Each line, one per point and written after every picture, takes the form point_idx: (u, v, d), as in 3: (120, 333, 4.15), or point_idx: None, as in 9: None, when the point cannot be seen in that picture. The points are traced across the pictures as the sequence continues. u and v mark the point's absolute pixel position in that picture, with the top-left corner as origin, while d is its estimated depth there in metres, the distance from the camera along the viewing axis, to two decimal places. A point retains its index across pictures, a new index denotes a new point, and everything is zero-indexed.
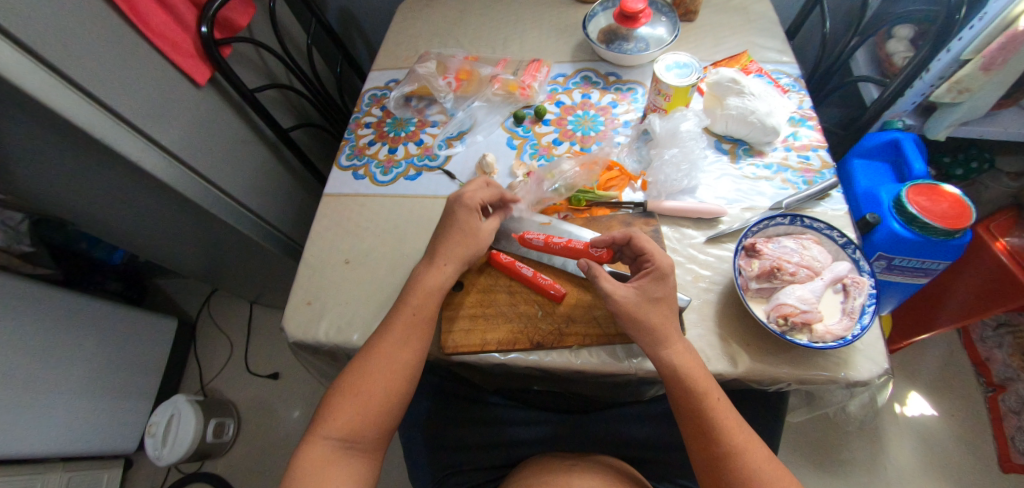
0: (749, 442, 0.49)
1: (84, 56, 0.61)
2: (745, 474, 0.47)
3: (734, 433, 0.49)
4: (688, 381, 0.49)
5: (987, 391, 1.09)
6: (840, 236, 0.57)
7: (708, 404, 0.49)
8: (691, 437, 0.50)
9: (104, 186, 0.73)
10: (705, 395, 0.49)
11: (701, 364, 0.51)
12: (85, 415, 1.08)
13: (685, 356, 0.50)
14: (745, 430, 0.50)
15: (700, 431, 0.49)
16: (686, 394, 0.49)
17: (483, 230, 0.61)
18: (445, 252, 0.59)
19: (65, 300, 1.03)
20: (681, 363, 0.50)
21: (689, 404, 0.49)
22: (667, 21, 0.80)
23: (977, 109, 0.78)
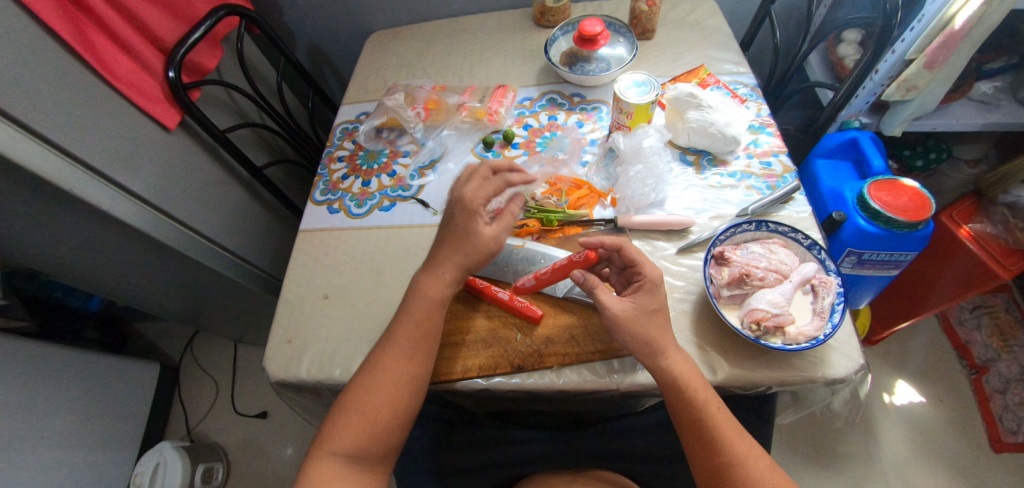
0: (750, 449, 0.49)
1: (49, 110, 0.62)
2: (747, 481, 0.47)
3: (734, 441, 0.49)
4: (686, 391, 0.49)
5: (971, 374, 1.11)
6: (805, 239, 0.58)
7: (707, 412, 0.49)
8: (692, 448, 0.50)
9: (75, 236, 0.73)
10: (703, 404, 0.49)
11: (699, 373, 0.51)
12: (67, 471, 1.05)
13: (682, 367, 0.50)
14: (746, 437, 0.50)
15: (700, 441, 0.49)
16: (685, 404, 0.49)
17: (484, 235, 0.56)
18: (444, 276, 0.56)
19: (41, 353, 1.01)
20: (679, 373, 0.50)
21: (689, 414, 0.49)
22: (625, 41, 0.83)
23: (926, 106, 0.82)
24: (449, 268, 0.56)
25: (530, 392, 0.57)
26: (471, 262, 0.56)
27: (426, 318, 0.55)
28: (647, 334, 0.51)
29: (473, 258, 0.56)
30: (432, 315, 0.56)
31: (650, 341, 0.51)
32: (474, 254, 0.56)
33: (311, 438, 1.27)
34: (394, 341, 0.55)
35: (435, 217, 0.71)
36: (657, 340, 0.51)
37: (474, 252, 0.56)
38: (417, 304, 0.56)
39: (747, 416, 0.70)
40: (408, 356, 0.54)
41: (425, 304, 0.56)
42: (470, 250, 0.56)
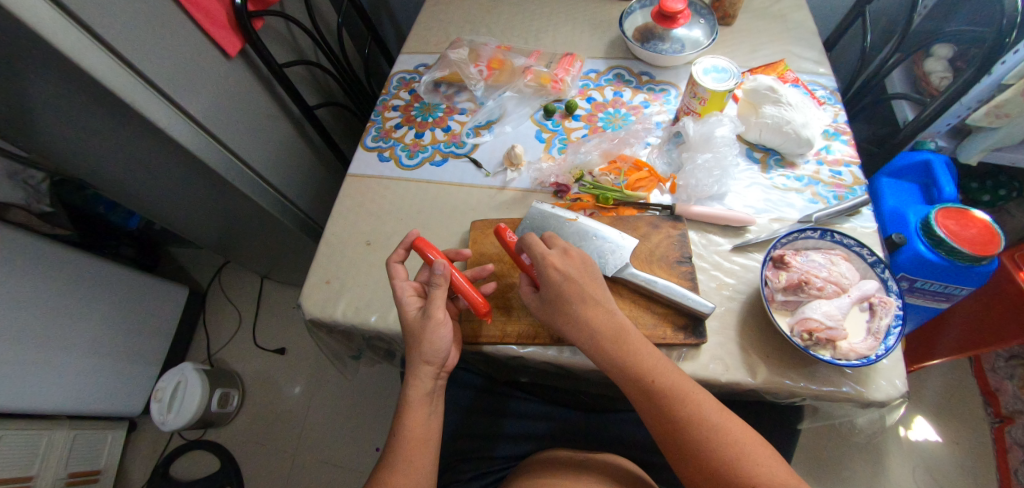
0: (700, 411, 0.47)
1: (119, 20, 0.61)
2: (705, 442, 0.46)
3: (681, 406, 0.47)
4: (617, 366, 0.49)
5: (994, 422, 1.07)
6: (869, 255, 0.56)
7: (634, 368, 0.49)
8: (649, 421, 0.49)
9: (129, 151, 0.74)
10: (636, 377, 0.48)
11: (621, 328, 0.50)
12: (94, 376, 1.10)
13: (603, 337, 0.50)
14: (697, 400, 0.47)
15: (653, 414, 0.48)
16: (624, 379, 0.49)
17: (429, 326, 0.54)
18: (425, 378, 0.55)
19: (81, 260, 1.04)
20: (600, 349, 0.50)
21: (635, 388, 0.49)
22: (705, 23, 0.78)
23: (1014, 137, 0.76)
24: (425, 371, 0.54)
25: (563, 366, 0.57)
26: (438, 350, 0.54)
27: (422, 425, 0.54)
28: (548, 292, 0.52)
29: (438, 348, 0.54)
30: (426, 421, 0.55)
31: (554, 298, 0.52)
32: (433, 341, 0.54)
33: (323, 379, 1.30)
34: (398, 455, 0.53)
35: (487, 178, 0.70)
36: (564, 300, 0.51)
37: (432, 340, 0.53)
38: (410, 409, 0.54)
39: (769, 426, 0.69)
40: (412, 469, 0.52)
41: (415, 409, 0.54)
42: (429, 341, 0.54)
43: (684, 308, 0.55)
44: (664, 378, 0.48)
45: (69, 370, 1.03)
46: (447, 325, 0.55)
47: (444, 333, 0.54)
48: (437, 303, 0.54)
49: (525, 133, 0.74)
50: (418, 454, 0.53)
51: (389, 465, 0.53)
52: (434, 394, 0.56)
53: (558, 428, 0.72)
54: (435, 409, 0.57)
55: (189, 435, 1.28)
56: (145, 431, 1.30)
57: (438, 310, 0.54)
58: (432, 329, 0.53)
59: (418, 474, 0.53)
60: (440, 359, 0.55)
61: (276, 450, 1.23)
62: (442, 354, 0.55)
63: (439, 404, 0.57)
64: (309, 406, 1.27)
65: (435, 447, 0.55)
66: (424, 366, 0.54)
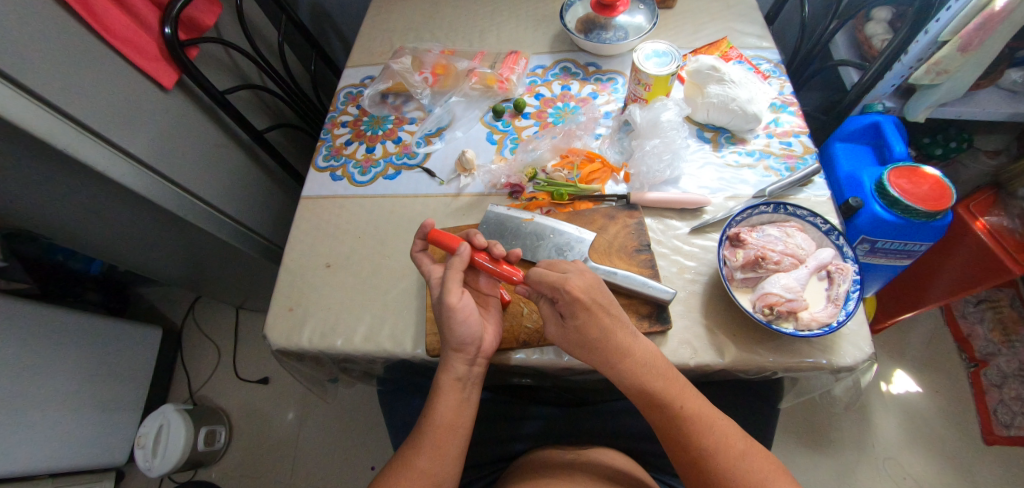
0: (725, 441, 0.48)
1: (42, 65, 0.59)
2: (722, 475, 0.46)
3: (706, 434, 0.48)
4: (646, 393, 0.49)
5: (969, 366, 1.10)
6: (823, 223, 0.56)
7: (668, 399, 0.49)
8: (669, 446, 0.50)
9: (72, 198, 0.71)
10: (665, 404, 0.49)
11: (662, 360, 0.50)
12: (71, 431, 1.06)
13: (635, 364, 0.49)
14: (721, 427, 0.49)
15: (676, 440, 0.49)
16: (651, 404, 0.49)
17: (455, 309, 0.53)
18: (457, 364, 0.54)
19: (42, 314, 1.00)
20: (632, 376, 0.49)
21: (661, 414, 0.49)
22: (646, 9, 0.79)
23: (955, 91, 0.78)
24: (456, 357, 0.53)
25: (534, 368, 0.57)
26: (464, 338, 0.53)
27: (451, 411, 0.54)
28: (575, 322, 0.50)
29: (463, 337, 0.53)
30: (457, 408, 0.54)
31: (577, 327, 0.50)
32: (456, 326, 0.52)
33: (312, 403, 1.28)
34: (424, 439, 0.52)
35: (441, 187, 0.69)
36: (591, 330, 0.50)
37: (452, 327, 0.52)
38: (443, 393, 0.54)
39: (749, 400, 0.70)
40: (439, 455, 0.52)
41: (447, 394, 0.54)
42: (452, 327, 0.53)
43: (646, 297, 0.55)
44: (693, 405, 0.49)
45: (45, 428, 0.99)
46: (466, 310, 0.54)
47: (465, 321, 0.53)
48: (455, 285, 0.54)
49: (476, 137, 0.73)
50: (446, 440, 0.53)
51: (415, 449, 0.52)
52: (467, 381, 0.55)
53: (543, 427, 0.71)
54: (469, 396, 0.55)
55: (180, 478, 1.25)
56: (133, 480, 1.26)
57: (454, 297, 0.53)
58: (450, 316, 0.52)
59: (445, 460, 0.52)
60: (471, 346, 0.53)
61: (269, 481, 1.21)
62: (472, 341, 0.53)
63: (475, 392, 0.56)
64: (299, 432, 1.25)
65: (465, 436, 0.54)
66: (455, 353, 0.53)
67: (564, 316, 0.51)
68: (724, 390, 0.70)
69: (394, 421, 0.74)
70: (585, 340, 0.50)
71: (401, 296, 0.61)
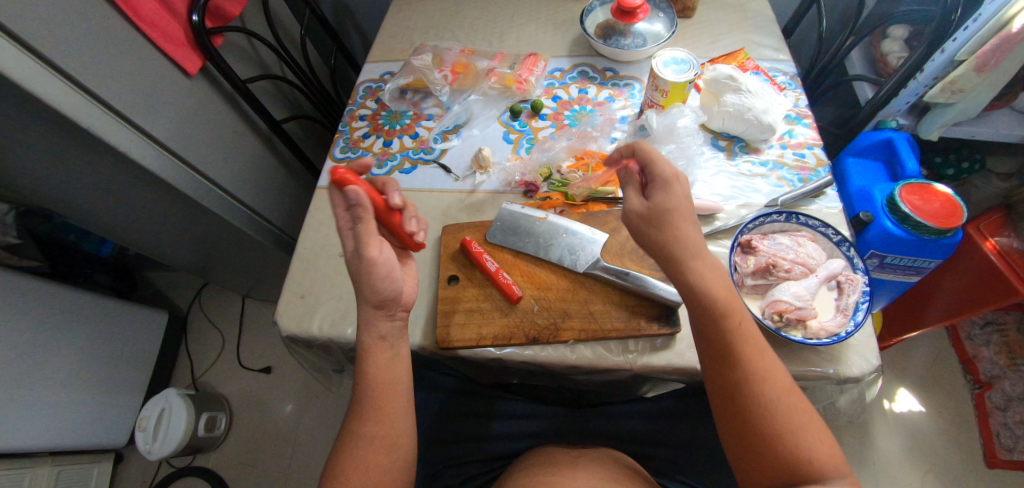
0: (773, 370, 0.45)
1: (74, 45, 0.60)
2: (759, 397, 0.44)
3: (758, 360, 0.45)
4: (724, 333, 0.46)
5: (974, 388, 1.09)
6: (835, 234, 0.57)
7: (727, 314, 0.46)
8: (710, 364, 0.48)
9: (92, 177, 0.72)
10: (724, 316, 0.46)
11: (725, 281, 0.48)
12: (74, 409, 1.07)
13: (717, 301, 0.47)
14: (771, 360, 0.46)
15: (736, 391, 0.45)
16: (708, 315, 0.47)
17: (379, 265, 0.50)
18: (377, 321, 0.52)
19: (52, 292, 1.01)
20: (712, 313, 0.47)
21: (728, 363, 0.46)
22: (665, 17, 0.80)
23: (970, 109, 0.78)
24: (374, 315, 0.51)
25: (541, 365, 0.57)
26: (385, 294, 0.51)
27: (384, 369, 0.51)
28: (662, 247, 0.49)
29: (383, 294, 0.51)
30: (389, 364, 0.52)
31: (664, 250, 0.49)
32: (374, 281, 0.50)
33: (312, 395, 1.29)
34: (365, 409, 0.51)
35: (457, 183, 0.70)
36: (672, 217, 0.49)
37: (370, 284, 0.50)
38: (370, 355, 0.51)
39: None
40: (383, 418, 0.51)
41: (375, 353, 0.51)
42: (369, 280, 0.50)
43: (656, 299, 0.55)
44: (749, 326, 0.47)
45: (49, 405, 1.00)
46: (386, 266, 0.51)
47: (386, 278, 0.50)
48: (371, 237, 0.49)
49: (493, 136, 0.75)
50: (388, 401, 0.51)
51: (360, 415, 0.51)
52: (392, 338, 0.53)
53: (544, 426, 0.71)
54: (400, 351, 0.53)
55: (178, 463, 1.26)
56: (132, 462, 1.27)
57: (372, 251, 0.49)
58: (370, 269, 0.49)
59: (393, 421, 0.51)
60: (391, 303, 0.52)
61: (268, 470, 1.21)
62: (393, 295, 0.52)
63: (404, 346, 0.54)
64: (299, 423, 1.26)
65: (406, 391, 0.53)
66: (374, 309, 0.51)
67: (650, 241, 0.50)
68: None
69: None
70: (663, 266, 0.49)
71: None
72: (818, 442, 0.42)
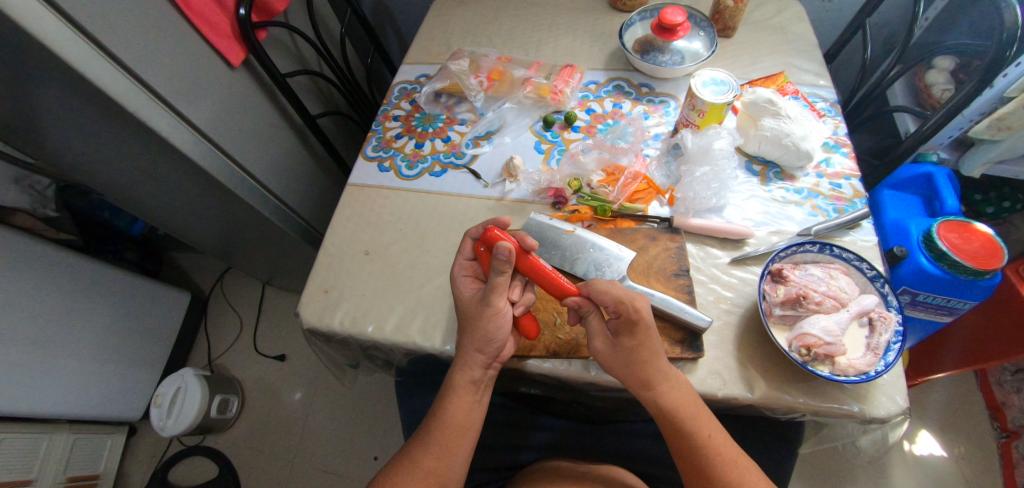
0: (745, 476, 0.49)
1: (127, 31, 0.62)
2: None
3: (730, 468, 0.49)
4: (698, 450, 0.50)
5: (1001, 437, 1.05)
6: (869, 269, 0.55)
7: (698, 437, 0.50)
8: (686, 470, 0.51)
9: (131, 159, 0.74)
10: (695, 431, 0.50)
11: (693, 396, 0.51)
12: (94, 381, 1.10)
13: (676, 399, 0.50)
14: (742, 464, 0.50)
15: (694, 464, 0.51)
16: (677, 431, 0.50)
17: (496, 323, 0.54)
18: (474, 366, 0.55)
19: (83, 265, 1.05)
20: (670, 401, 0.49)
21: (681, 440, 0.51)
22: (705, 36, 0.79)
23: (1016, 149, 0.76)
24: (476, 359, 0.55)
25: (559, 378, 0.57)
26: (487, 340, 0.54)
27: (462, 413, 0.55)
28: (629, 344, 0.50)
29: (490, 339, 0.54)
30: (468, 409, 0.56)
31: (629, 349, 0.50)
32: (487, 328, 0.54)
33: (323, 385, 1.31)
34: (433, 439, 0.54)
35: (485, 189, 0.71)
36: (639, 353, 0.50)
37: (487, 329, 0.53)
38: (455, 394, 0.55)
39: (771, 441, 0.68)
40: (445, 454, 0.54)
41: (460, 395, 0.55)
42: (482, 326, 0.54)
43: (681, 321, 0.55)
44: (719, 436, 0.50)
45: (71, 374, 1.03)
46: (507, 314, 0.55)
47: (501, 324, 0.54)
48: (497, 291, 0.53)
49: (525, 144, 0.75)
50: (455, 440, 0.54)
51: (421, 445, 0.54)
52: (480, 384, 0.56)
53: (558, 439, 0.70)
54: (481, 399, 0.57)
55: (188, 441, 1.28)
56: (144, 436, 1.30)
57: (499, 299, 0.54)
58: (486, 315, 0.53)
59: (453, 460, 0.54)
60: (493, 349, 0.55)
61: (274, 456, 1.23)
62: (492, 344, 0.54)
63: (485, 395, 0.58)
64: (307, 412, 1.28)
65: (473, 438, 0.56)
66: (475, 353, 0.54)
67: (618, 335, 0.51)
68: (745, 424, 0.69)
69: (411, 414, 0.75)
70: (638, 358, 0.50)
71: (434, 292, 0.62)
72: None
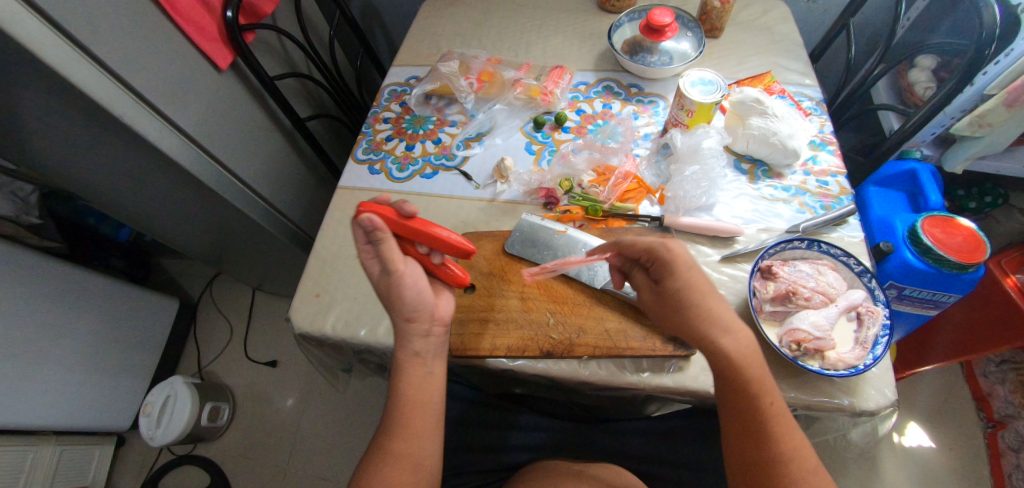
0: (801, 450, 0.45)
1: (111, 35, 0.61)
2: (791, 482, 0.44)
3: (786, 442, 0.45)
4: (757, 414, 0.46)
5: (987, 427, 1.07)
6: (857, 264, 0.56)
7: (761, 401, 0.46)
8: (737, 438, 0.47)
9: (116, 164, 0.73)
10: (758, 395, 0.46)
11: (759, 357, 0.48)
12: (80, 390, 1.08)
13: (740, 358, 0.47)
14: (798, 442, 0.46)
15: (746, 430, 0.46)
16: (738, 391, 0.46)
17: (411, 286, 0.50)
18: (414, 336, 0.52)
19: (69, 273, 1.03)
20: (733, 354, 0.47)
21: (740, 405, 0.47)
22: (693, 36, 0.80)
23: (996, 145, 0.78)
24: (412, 329, 0.51)
25: (553, 378, 0.57)
26: (414, 306, 0.51)
27: (417, 388, 0.51)
28: (673, 284, 0.49)
29: (415, 304, 0.51)
30: (422, 382, 0.52)
31: (674, 291, 0.49)
32: (403, 294, 0.50)
33: (316, 390, 1.30)
34: (395, 423, 0.51)
35: (477, 190, 0.71)
36: (688, 296, 0.48)
37: (401, 296, 0.50)
38: (404, 371, 0.51)
39: None
40: (411, 436, 0.50)
41: (409, 370, 0.52)
42: (399, 297, 0.50)
43: None
44: (781, 407, 0.46)
45: (57, 385, 1.01)
46: (415, 273, 0.51)
47: (416, 285, 0.50)
48: (394, 257, 0.49)
49: (515, 145, 0.75)
50: (416, 419, 0.51)
51: (389, 431, 0.51)
52: (427, 354, 0.52)
53: (553, 438, 0.70)
54: (434, 369, 0.53)
55: (179, 450, 1.27)
56: (133, 447, 1.28)
57: (397, 262, 0.49)
58: (398, 284, 0.50)
59: (419, 441, 0.51)
60: (425, 313, 0.51)
61: (267, 462, 1.22)
62: (423, 308, 0.51)
63: (439, 364, 0.54)
64: (300, 418, 1.27)
65: (436, 413, 0.52)
66: (409, 322, 0.51)
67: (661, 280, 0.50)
68: None
69: None
70: (690, 303, 0.48)
71: None
72: None
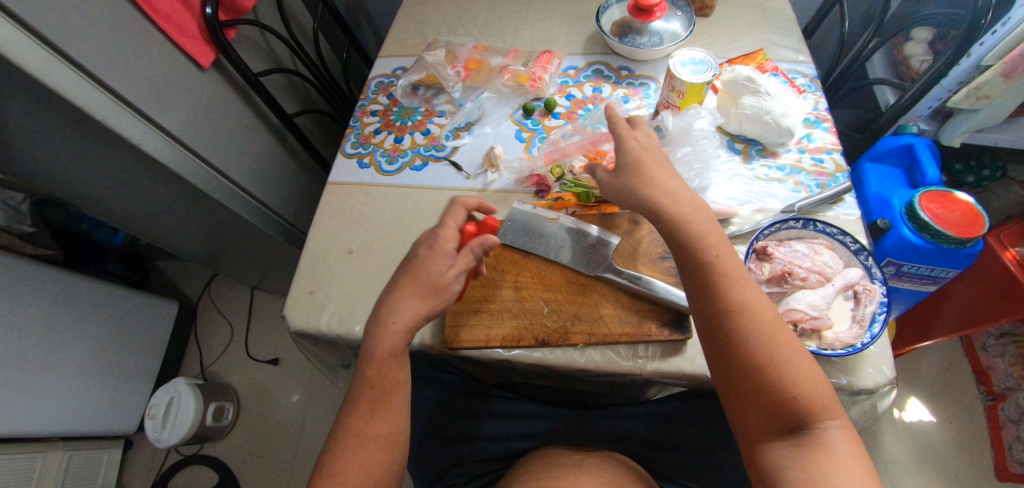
0: (756, 304, 0.44)
1: (88, 36, 0.60)
2: (743, 330, 0.43)
3: (739, 292, 0.45)
4: (705, 267, 0.46)
5: (987, 400, 1.07)
6: (853, 242, 0.55)
7: (709, 253, 0.47)
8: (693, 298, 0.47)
9: (103, 168, 0.72)
10: (704, 248, 0.47)
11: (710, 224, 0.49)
12: (84, 396, 1.08)
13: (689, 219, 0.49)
14: (754, 297, 0.45)
15: (698, 286, 0.47)
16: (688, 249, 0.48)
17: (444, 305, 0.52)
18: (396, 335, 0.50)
19: (65, 279, 1.03)
20: (680, 215, 0.49)
21: (692, 260, 0.47)
22: (683, 15, 0.78)
23: (993, 117, 0.76)
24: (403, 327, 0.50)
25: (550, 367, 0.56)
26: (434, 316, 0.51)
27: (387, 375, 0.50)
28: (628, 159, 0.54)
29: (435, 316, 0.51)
30: (394, 369, 0.51)
31: (633, 164, 0.54)
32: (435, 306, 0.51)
33: (319, 386, 1.30)
34: (365, 406, 0.50)
35: (467, 181, 0.70)
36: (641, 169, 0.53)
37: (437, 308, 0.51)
38: (374, 362, 0.50)
39: None
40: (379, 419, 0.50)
41: (378, 361, 0.50)
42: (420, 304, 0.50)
43: (666, 305, 0.55)
44: (732, 262, 0.47)
45: (59, 392, 1.01)
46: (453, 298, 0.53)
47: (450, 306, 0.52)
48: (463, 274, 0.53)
49: (505, 134, 0.74)
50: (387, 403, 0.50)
51: (362, 425, 0.49)
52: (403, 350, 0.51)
53: (553, 427, 0.69)
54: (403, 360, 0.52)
55: (186, 450, 1.27)
56: (141, 449, 1.29)
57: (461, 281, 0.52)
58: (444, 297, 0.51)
59: (391, 422, 0.50)
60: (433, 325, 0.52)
61: (273, 460, 1.22)
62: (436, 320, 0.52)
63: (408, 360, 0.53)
64: (304, 414, 1.27)
65: (406, 397, 0.52)
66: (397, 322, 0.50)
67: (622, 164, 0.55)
68: None
69: None
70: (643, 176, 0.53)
71: None
72: (805, 375, 0.41)
